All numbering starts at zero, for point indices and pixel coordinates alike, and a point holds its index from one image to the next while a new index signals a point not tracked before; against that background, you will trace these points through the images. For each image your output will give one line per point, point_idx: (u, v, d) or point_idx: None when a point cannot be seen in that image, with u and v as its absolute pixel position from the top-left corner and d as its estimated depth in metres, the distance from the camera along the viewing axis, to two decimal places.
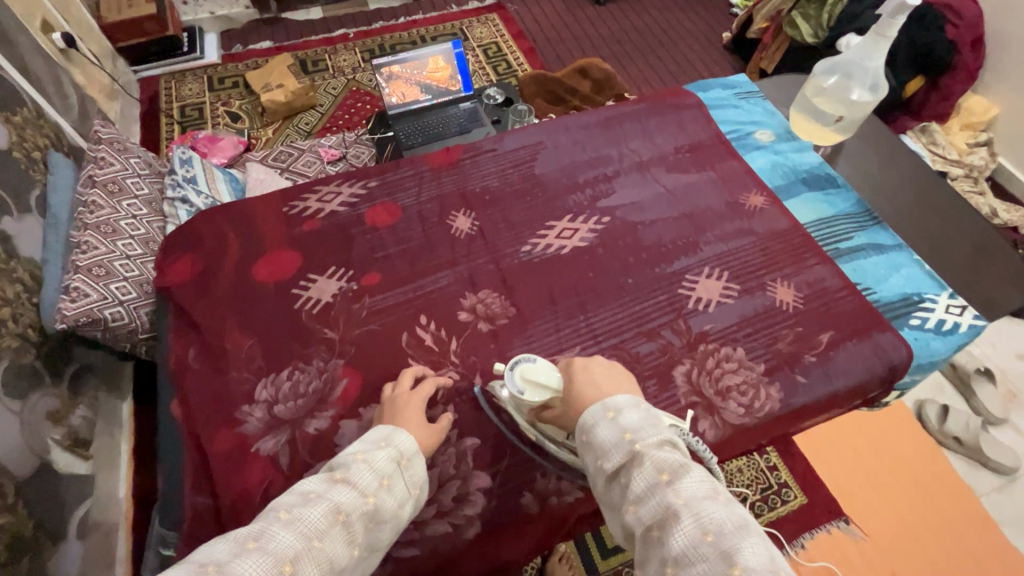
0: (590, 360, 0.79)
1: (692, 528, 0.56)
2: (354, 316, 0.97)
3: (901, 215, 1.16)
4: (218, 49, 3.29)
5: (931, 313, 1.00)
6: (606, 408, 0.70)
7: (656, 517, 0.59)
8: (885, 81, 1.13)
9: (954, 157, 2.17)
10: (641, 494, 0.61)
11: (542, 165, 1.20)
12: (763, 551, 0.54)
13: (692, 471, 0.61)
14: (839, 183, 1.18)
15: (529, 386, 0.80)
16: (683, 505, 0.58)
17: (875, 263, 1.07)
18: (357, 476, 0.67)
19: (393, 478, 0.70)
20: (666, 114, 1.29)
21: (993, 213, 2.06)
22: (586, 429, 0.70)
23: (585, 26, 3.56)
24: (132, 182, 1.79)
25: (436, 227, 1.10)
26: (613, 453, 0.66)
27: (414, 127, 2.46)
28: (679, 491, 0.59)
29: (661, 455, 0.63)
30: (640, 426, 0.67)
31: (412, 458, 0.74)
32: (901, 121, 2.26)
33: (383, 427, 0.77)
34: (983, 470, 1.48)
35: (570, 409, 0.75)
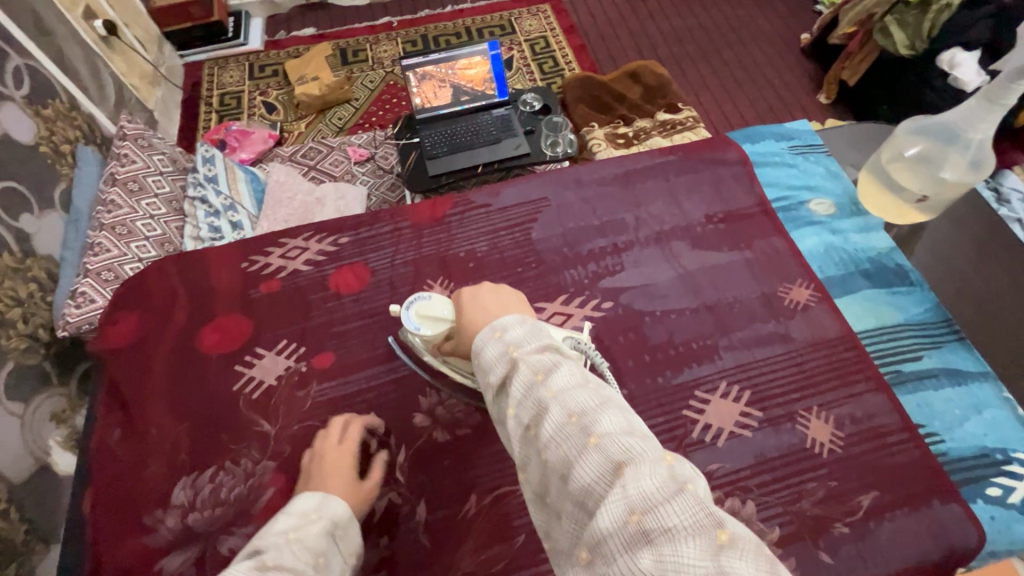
0: (479, 291, 0.71)
1: (558, 413, 0.52)
2: (296, 406, 0.85)
3: (992, 330, 0.91)
4: (262, 34, 3.21)
5: (1018, 483, 0.76)
6: (493, 328, 0.62)
7: (533, 414, 0.54)
8: (992, 156, 0.89)
9: None
10: (517, 398, 0.55)
11: (541, 229, 1.02)
12: (624, 420, 0.51)
13: (565, 365, 0.56)
14: (912, 280, 0.94)
15: (426, 322, 0.78)
16: (554, 397, 0.53)
17: (948, 398, 0.83)
18: (291, 557, 0.60)
19: (329, 552, 0.64)
20: (702, 171, 1.07)
21: None
22: (472, 352, 0.62)
23: (645, 21, 3.24)
24: (153, 180, 1.70)
25: (406, 299, 0.95)
26: (495, 366, 0.59)
27: (441, 134, 2.30)
28: (551, 385, 0.53)
29: (535, 359, 0.57)
30: (521, 337, 0.60)
31: (346, 526, 0.69)
32: (1010, 157, 1.88)
33: (312, 496, 0.70)
34: None
35: (463, 339, 0.69)
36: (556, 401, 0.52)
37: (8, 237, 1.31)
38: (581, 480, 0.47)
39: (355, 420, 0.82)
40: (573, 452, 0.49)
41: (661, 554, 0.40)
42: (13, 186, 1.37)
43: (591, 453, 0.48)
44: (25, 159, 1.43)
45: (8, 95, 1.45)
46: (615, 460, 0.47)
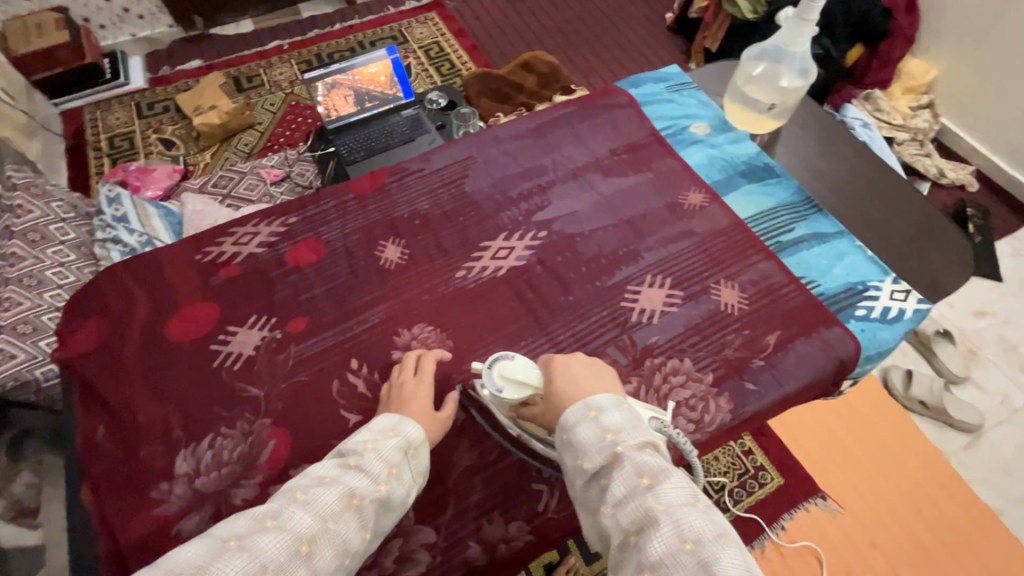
0: (573, 358, 0.79)
1: (671, 536, 0.57)
2: (279, 368, 0.91)
3: (842, 201, 1.14)
4: (144, 72, 3.10)
5: (876, 301, 0.98)
6: (588, 407, 0.71)
7: (636, 520, 0.60)
8: (813, 64, 1.11)
9: (900, 121, 2.18)
10: (622, 499, 0.62)
11: (473, 182, 1.14)
12: (739, 562, 0.55)
13: (672, 476, 0.63)
14: (778, 173, 1.16)
15: (508, 383, 0.79)
16: (664, 510, 0.59)
17: (818, 254, 1.05)
18: (368, 465, 0.70)
19: (402, 467, 0.72)
20: (599, 115, 1.25)
21: (939, 174, 2.11)
22: (567, 428, 0.71)
23: (527, 18, 3.49)
24: (56, 228, 1.63)
25: (363, 260, 1.03)
26: (594, 454, 0.67)
27: (357, 139, 2.37)
28: (660, 496, 0.60)
29: (641, 459, 0.64)
30: (622, 428, 0.68)
31: (419, 447, 0.76)
32: (846, 90, 2.25)
33: (391, 416, 0.78)
34: (951, 431, 1.59)
35: (547, 410, 0.75)
36: (669, 517, 0.58)
37: None
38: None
39: (426, 354, 0.89)
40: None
41: None
42: None
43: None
44: None
45: None
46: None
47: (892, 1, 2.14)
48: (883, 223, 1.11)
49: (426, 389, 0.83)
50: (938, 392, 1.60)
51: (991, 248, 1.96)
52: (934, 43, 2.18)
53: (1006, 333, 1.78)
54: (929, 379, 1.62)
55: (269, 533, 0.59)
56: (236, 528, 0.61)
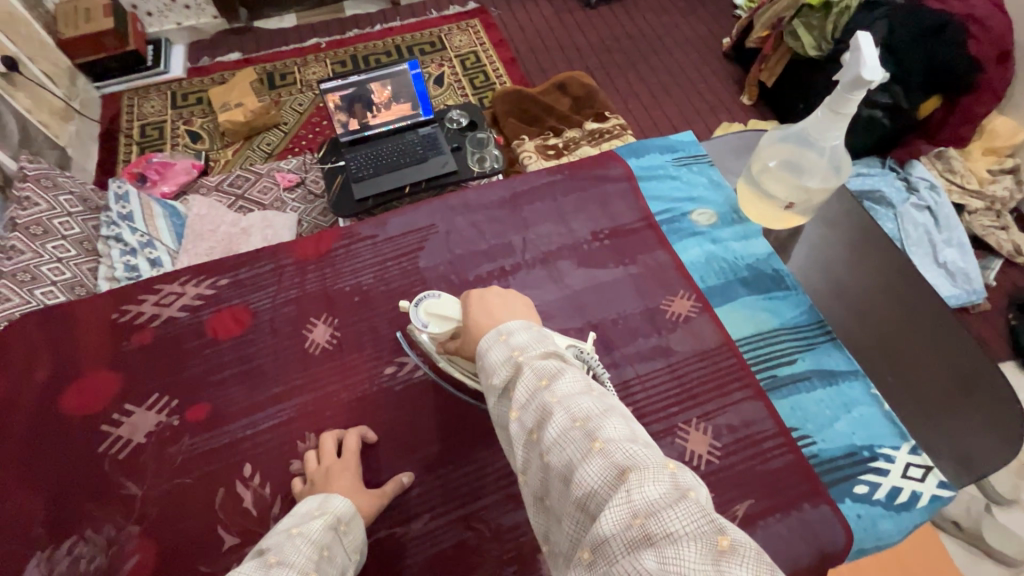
0: (488, 293, 0.74)
1: (563, 416, 0.53)
2: (165, 465, 0.81)
3: (862, 328, 0.94)
4: (184, 62, 3.10)
5: (883, 478, 0.79)
6: (500, 333, 0.65)
7: (537, 418, 0.54)
8: (847, 160, 0.91)
9: (974, 186, 1.89)
10: (522, 401, 0.56)
11: (428, 258, 1.01)
12: (626, 427, 0.51)
13: (570, 372, 0.57)
14: (788, 284, 0.97)
15: (434, 319, 0.78)
16: (559, 401, 0.54)
17: (819, 399, 0.86)
18: (292, 554, 0.61)
19: (332, 546, 0.66)
20: (588, 189, 1.08)
21: (1014, 252, 1.83)
22: (479, 354, 0.64)
23: (573, 33, 3.30)
24: (60, 222, 1.61)
25: (287, 340, 0.92)
26: (500, 369, 0.61)
27: (367, 155, 2.27)
28: (555, 390, 0.55)
29: (541, 364, 0.59)
30: (526, 343, 0.62)
31: (349, 521, 0.70)
32: (916, 145, 1.95)
33: (316, 495, 0.72)
34: (987, 561, 1.34)
35: (468, 342, 0.71)
36: (561, 405, 0.53)
37: None
38: (581, 482, 0.48)
39: (348, 432, 0.82)
40: (576, 453, 0.50)
41: (664, 558, 0.40)
42: None
43: (595, 456, 0.48)
44: None
45: None
46: (618, 463, 0.47)
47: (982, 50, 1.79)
48: (911, 367, 0.90)
49: (353, 462, 0.79)
50: (977, 514, 1.37)
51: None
52: None
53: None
54: (968, 499, 1.39)
55: None
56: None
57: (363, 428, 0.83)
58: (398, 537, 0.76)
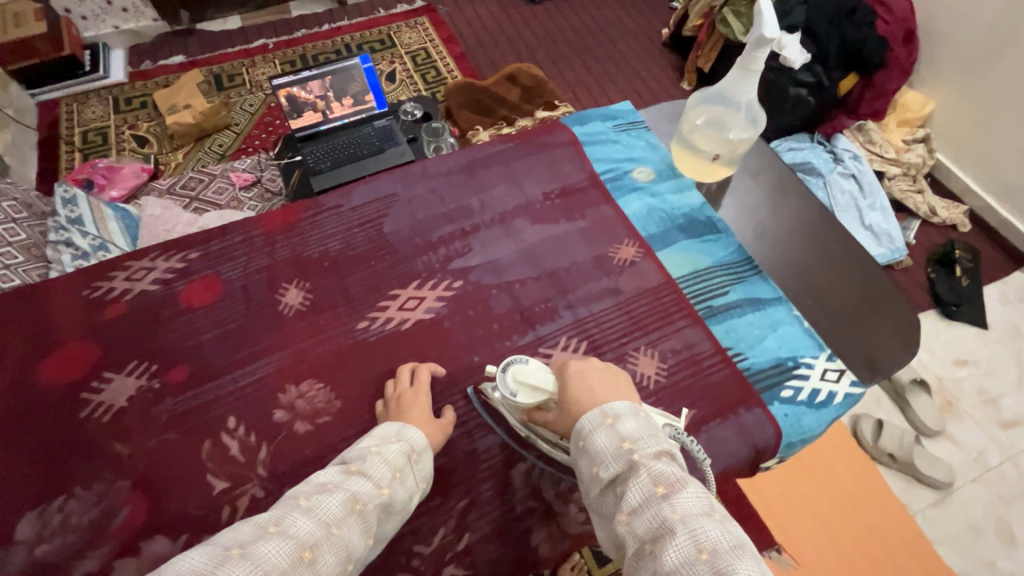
0: (585, 363, 0.78)
1: (686, 544, 0.54)
2: (151, 424, 0.84)
3: (784, 261, 1.06)
4: (125, 66, 3.02)
5: (805, 382, 0.91)
6: (605, 415, 0.69)
7: (652, 531, 0.57)
8: (762, 113, 1.03)
9: (892, 154, 2.08)
10: (636, 507, 0.59)
11: (392, 223, 1.07)
12: (758, 573, 0.51)
13: (688, 486, 0.60)
14: (719, 228, 1.08)
15: (522, 388, 0.79)
16: (679, 518, 0.56)
17: (751, 322, 0.97)
18: (370, 469, 0.69)
19: (405, 470, 0.72)
20: (538, 154, 1.17)
21: (930, 212, 2.02)
22: (581, 433, 0.70)
23: (520, 27, 3.40)
24: (6, 229, 1.61)
25: (261, 304, 0.97)
26: (611, 463, 0.65)
27: (323, 149, 2.29)
28: (675, 506, 0.57)
29: (658, 468, 0.62)
30: (638, 436, 0.66)
31: (422, 452, 0.76)
32: (839, 120, 2.13)
33: (393, 424, 0.78)
34: (919, 486, 1.50)
35: (564, 415, 0.74)
36: (684, 527, 0.55)
37: None
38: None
39: (421, 365, 0.89)
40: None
41: None
42: None
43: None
44: None
45: None
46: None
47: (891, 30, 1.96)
48: (825, 291, 1.03)
49: (426, 393, 0.84)
50: (909, 444, 1.50)
51: (978, 292, 1.87)
52: (932, 75, 2.06)
53: (985, 384, 1.69)
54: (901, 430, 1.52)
55: (274, 538, 0.56)
56: (239, 535, 0.57)
57: (434, 362, 0.89)
58: None
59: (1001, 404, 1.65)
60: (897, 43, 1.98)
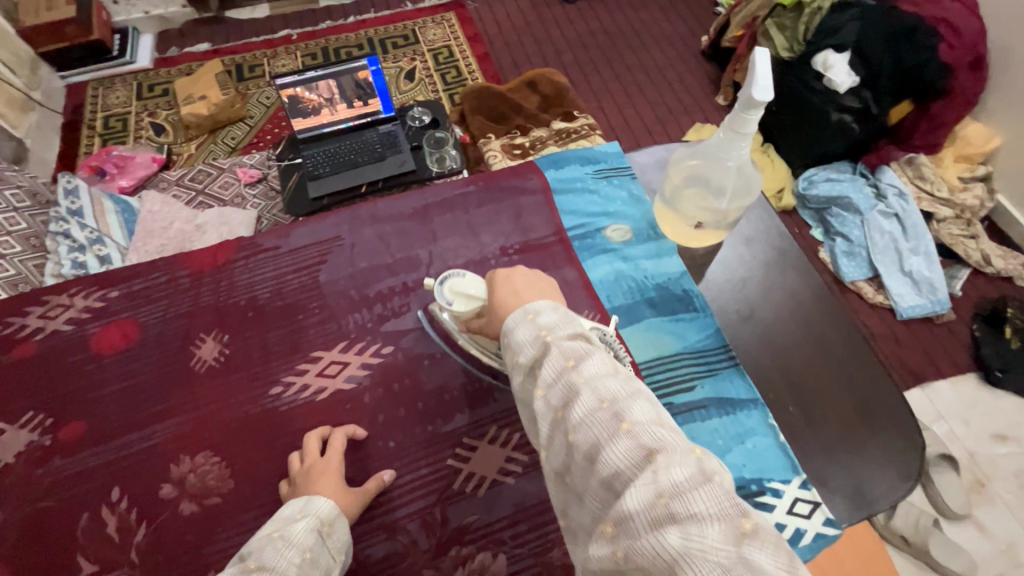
0: (512, 272, 0.72)
1: (590, 398, 0.51)
2: (32, 486, 0.78)
3: (767, 350, 0.91)
4: (152, 52, 2.97)
5: (769, 514, 0.77)
6: (525, 311, 0.63)
7: (563, 397, 0.54)
8: (754, 174, 0.88)
9: (945, 193, 1.81)
10: (548, 380, 0.55)
11: (329, 271, 0.97)
12: (653, 410, 0.51)
13: (598, 355, 0.56)
14: (696, 306, 0.94)
15: (458, 298, 0.79)
16: (586, 382, 0.53)
17: (716, 429, 0.83)
18: (269, 561, 0.62)
19: (315, 550, 0.65)
20: (502, 201, 1.05)
21: (982, 262, 1.75)
22: (501, 329, 0.63)
23: (549, 28, 3.24)
24: (5, 218, 1.61)
25: (172, 355, 0.89)
26: (526, 347, 0.60)
27: (325, 152, 2.23)
28: (582, 370, 0.54)
29: (569, 344, 0.57)
30: (554, 321, 0.61)
31: (334, 522, 0.69)
32: (885, 151, 1.87)
33: (300, 498, 0.72)
34: None
35: (493, 319, 0.70)
36: (589, 386, 0.53)
37: None
38: (608, 462, 0.47)
39: (334, 431, 0.81)
40: (604, 433, 0.49)
41: (688, 534, 0.40)
42: None
43: (622, 437, 0.48)
44: None
45: None
46: (645, 445, 0.46)
47: (955, 56, 1.69)
48: (811, 394, 0.88)
49: (336, 458, 0.77)
50: (924, 528, 1.32)
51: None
52: (1001, 110, 1.78)
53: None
54: (916, 511, 1.34)
55: None
56: None
57: (352, 427, 0.82)
58: None
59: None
60: (961, 71, 1.71)
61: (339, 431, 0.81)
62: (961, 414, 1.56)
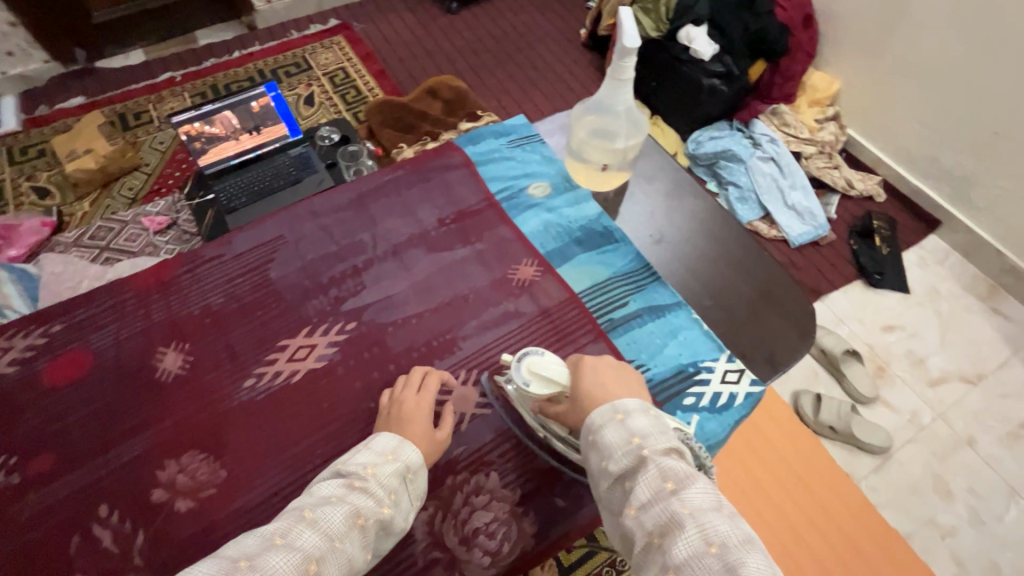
0: (598, 360, 0.78)
1: (696, 538, 0.56)
2: (9, 524, 0.77)
3: (683, 264, 1.07)
4: (18, 112, 2.75)
5: (706, 388, 0.91)
6: (615, 411, 0.70)
7: (659, 524, 0.59)
8: (641, 115, 1.03)
9: (806, 135, 2.11)
10: (645, 501, 0.61)
11: (279, 268, 1.01)
12: (766, 567, 0.54)
13: (698, 482, 0.62)
14: (617, 237, 1.08)
15: (535, 378, 0.81)
16: (689, 513, 0.58)
17: (653, 331, 0.97)
18: (372, 487, 0.69)
19: (401, 491, 0.71)
20: (429, 179, 1.14)
21: (847, 186, 2.04)
22: (592, 428, 0.70)
23: (439, 40, 3.36)
24: None
25: (134, 374, 0.89)
26: (619, 457, 0.66)
27: (237, 184, 2.20)
28: (685, 500, 0.59)
29: (667, 463, 0.63)
30: (648, 432, 0.67)
31: (418, 471, 0.75)
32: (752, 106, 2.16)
33: (393, 436, 0.76)
34: (861, 454, 1.56)
35: (575, 408, 0.75)
36: (693, 520, 0.57)
37: None
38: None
39: (433, 372, 0.88)
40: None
41: None
42: None
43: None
44: None
45: None
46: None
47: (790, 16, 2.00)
48: (724, 291, 1.04)
49: (426, 400, 0.83)
50: (846, 416, 1.55)
51: (900, 259, 1.92)
52: (835, 57, 2.09)
53: (913, 345, 1.76)
54: (837, 402, 1.57)
55: (277, 551, 0.58)
56: (243, 546, 0.61)
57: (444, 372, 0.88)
58: None
59: (929, 364, 1.72)
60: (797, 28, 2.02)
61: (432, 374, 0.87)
62: (855, 314, 1.82)
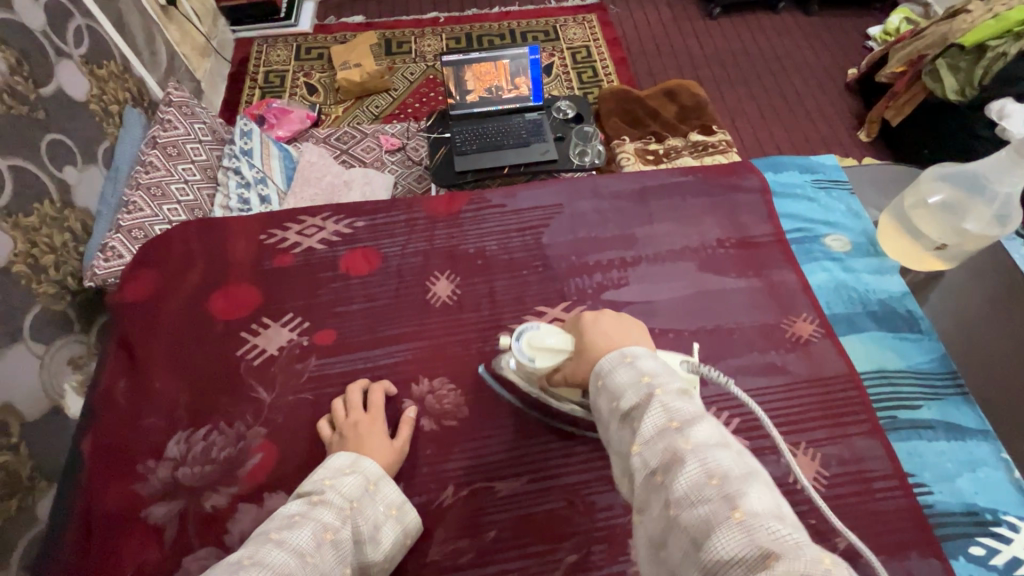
0: (603, 315, 0.71)
1: (696, 473, 0.49)
2: (294, 379, 0.88)
3: (995, 390, 0.89)
4: (314, 19, 3.22)
5: (1003, 546, 0.75)
6: (626, 354, 0.62)
7: (662, 461, 0.51)
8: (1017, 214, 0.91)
9: None
10: (647, 436, 0.53)
11: (552, 236, 1.03)
12: (770, 500, 0.47)
13: (705, 423, 0.53)
14: (920, 328, 0.93)
15: (539, 353, 0.75)
16: (693, 450, 0.50)
17: (945, 452, 0.81)
18: (332, 498, 0.67)
19: (363, 501, 0.70)
20: (719, 196, 1.07)
21: None
22: (599, 370, 0.62)
23: (689, 40, 3.21)
24: (192, 147, 1.71)
25: (411, 287, 0.97)
26: (628, 394, 0.58)
27: (474, 132, 2.25)
28: (689, 437, 0.51)
29: (676, 403, 0.55)
30: (663, 375, 0.59)
31: (380, 481, 0.73)
32: None
33: (349, 452, 0.76)
34: None
35: (582, 358, 0.68)
36: (696, 457, 0.50)
37: (48, 185, 1.32)
38: (715, 551, 0.44)
39: (375, 386, 0.86)
40: (714, 515, 0.46)
41: None
42: (60, 139, 1.39)
43: (733, 527, 0.45)
44: (65, 111, 1.42)
45: (63, 52, 1.46)
46: (761, 543, 0.43)
47: None
48: None
49: (383, 416, 0.82)
50: None
51: None
52: None
53: None
54: None
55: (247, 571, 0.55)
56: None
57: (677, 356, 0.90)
58: (494, 491, 0.79)
59: None
60: None
61: (379, 391, 0.85)
62: None
